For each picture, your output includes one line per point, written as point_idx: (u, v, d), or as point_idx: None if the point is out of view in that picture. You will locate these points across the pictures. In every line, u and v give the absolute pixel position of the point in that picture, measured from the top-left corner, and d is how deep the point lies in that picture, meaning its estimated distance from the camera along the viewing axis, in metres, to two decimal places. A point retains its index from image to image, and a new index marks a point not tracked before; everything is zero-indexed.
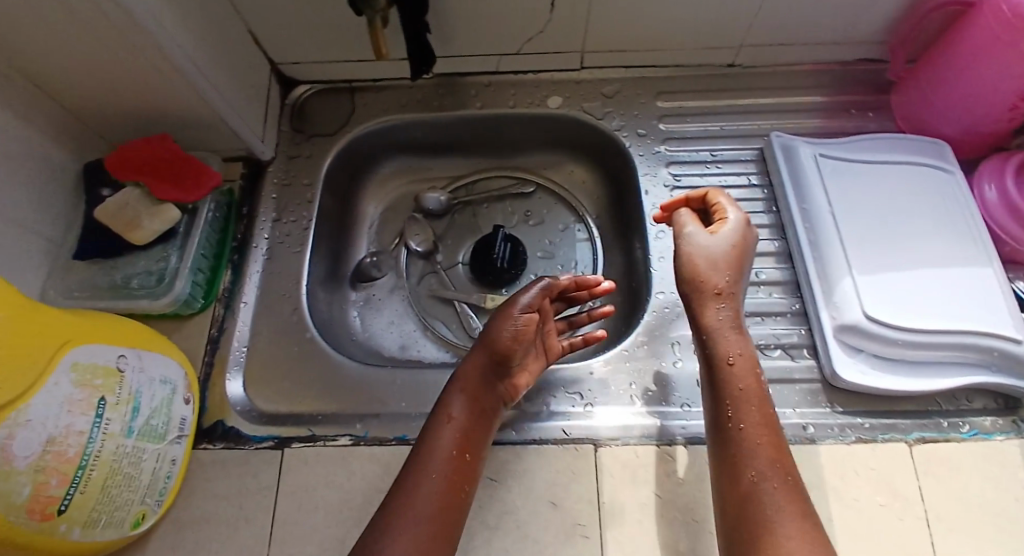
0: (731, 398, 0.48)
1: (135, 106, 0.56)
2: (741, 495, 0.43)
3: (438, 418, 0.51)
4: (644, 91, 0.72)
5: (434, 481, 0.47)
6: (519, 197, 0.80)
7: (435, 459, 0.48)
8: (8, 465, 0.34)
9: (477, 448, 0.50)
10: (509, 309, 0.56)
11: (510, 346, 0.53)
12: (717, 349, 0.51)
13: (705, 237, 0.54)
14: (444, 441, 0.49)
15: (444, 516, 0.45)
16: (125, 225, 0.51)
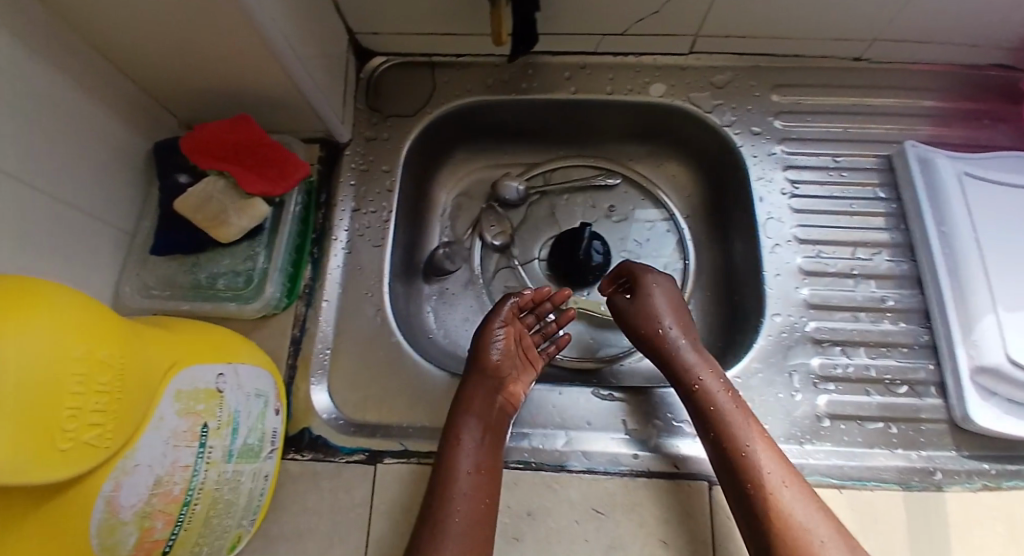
0: (726, 423, 0.48)
1: (213, 82, 0.49)
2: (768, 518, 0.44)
3: (449, 439, 0.48)
4: (760, 83, 0.65)
5: (462, 500, 0.45)
6: (602, 189, 0.73)
7: (460, 478, 0.46)
8: (114, 518, 0.31)
9: (495, 461, 0.48)
10: (486, 327, 0.55)
11: (497, 360, 0.52)
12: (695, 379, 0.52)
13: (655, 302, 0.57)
14: (463, 459, 0.47)
15: (481, 529, 0.45)
16: (209, 222, 0.46)
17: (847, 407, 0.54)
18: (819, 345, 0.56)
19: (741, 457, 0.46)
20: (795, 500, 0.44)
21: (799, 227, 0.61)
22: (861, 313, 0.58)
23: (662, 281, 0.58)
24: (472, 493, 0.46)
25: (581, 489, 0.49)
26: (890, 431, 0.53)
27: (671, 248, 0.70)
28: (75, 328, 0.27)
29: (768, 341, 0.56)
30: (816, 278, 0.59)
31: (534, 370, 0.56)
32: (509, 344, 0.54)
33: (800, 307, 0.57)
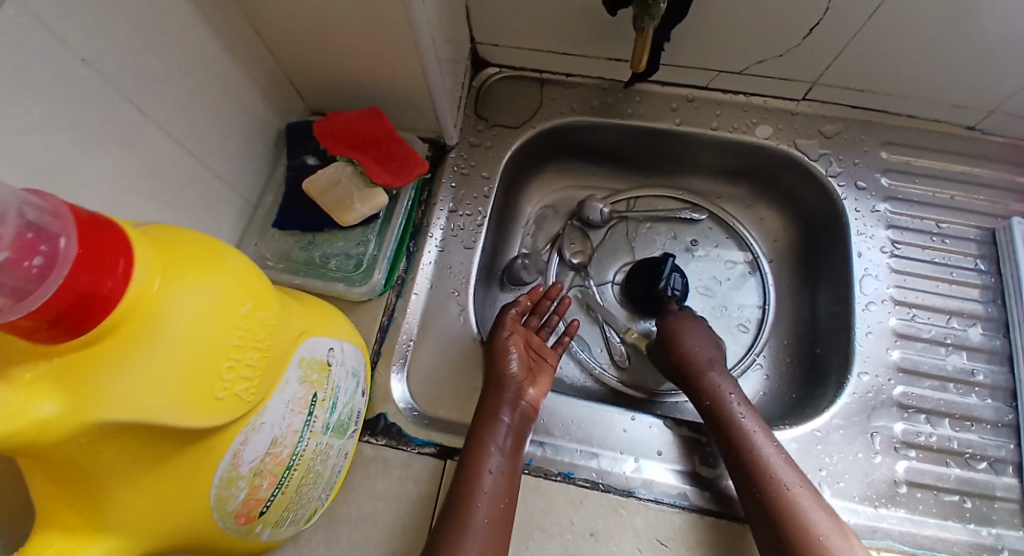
0: (762, 464, 0.48)
1: (353, 73, 0.53)
2: (793, 540, 0.44)
3: (473, 442, 0.48)
4: (869, 138, 0.65)
5: (486, 497, 0.46)
6: (686, 223, 0.73)
7: (485, 478, 0.46)
8: (234, 472, 0.31)
9: (517, 465, 0.49)
10: (495, 337, 0.56)
11: (506, 363, 0.54)
12: (727, 419, 0.53)
13: (690, 338, 0.60)
14: (488, 459, 0.47)
15: (501, 530, 0.45)
16: (333, 206, 0.48)
17: (927, 478, 0.52)
18: (905, 411, 0.54)
19: (762, 477, 0.48)
20: (813, 509, 0.46)
21: (896, 287, 0.59)
22: (950, 383, 0.56)
23: (695, 318, 0.62)
24: (496, 492, 0.46)
25: (648, 519, 0.48)
26: (964, 504, 0.51)
27: (751, 292, 0.69)
28: (241, 289, 0.30)
29: (853, 399, 0.55)
30: (908, 342, 0.57)
31: (547, 375, 0.57)
32: (522, 352, 0.56)
33: (889, 369, 0.56)
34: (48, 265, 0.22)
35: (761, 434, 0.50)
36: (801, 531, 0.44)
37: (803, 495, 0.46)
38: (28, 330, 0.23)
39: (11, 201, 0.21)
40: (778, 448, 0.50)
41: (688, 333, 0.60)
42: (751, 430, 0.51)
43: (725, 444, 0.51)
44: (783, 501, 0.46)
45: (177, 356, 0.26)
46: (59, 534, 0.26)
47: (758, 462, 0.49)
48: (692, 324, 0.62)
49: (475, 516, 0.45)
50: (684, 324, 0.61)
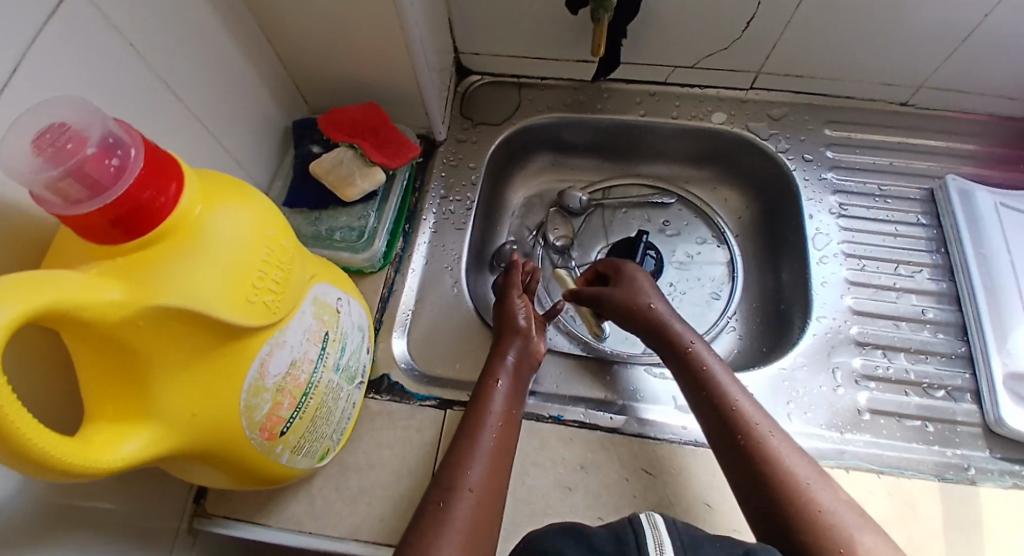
0: (725, 395, 0.51)
1: (352, 74, 0.60)
2: (771, 484, 0.45)
3: (484, 380, 0.53)
4: (813, 118, 0.73)
5: (493, 431, 0.49)
6: (658, 206, 0.79)
7: (492, 412, 0.51)
8: (261, 381, 0.36)
9: (517, 410, 0.53)
10: (507, 299, 0.61)
11: (518, 320, 0.59)
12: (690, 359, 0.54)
13: (645, 289, 0.61)
14: (495, 397, 0.52)
15: (504, 460, 0.48)
16: (337, 183, 0.55)
17: (889, 406, 0.57)
18: (862, 347, 0.60)
19: (728, 406, 0.50)
20: (792, 458, 0.46)
21: (847, 243, 0.66)
22: (903, 322, 0.62)
23: (642, 269, 0.64)
24: (500, 427, 0.50)
25: (632, 451, 0.52)
26: (926, 428, 0.56)
27: (720, 264, 0.75)
28: (266, 219, 0.36)
29: (816, 338, 0.61)
30: (860, 287, 0.64)
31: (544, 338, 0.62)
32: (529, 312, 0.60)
33: (845, 313, 0.62)
34: (121, 167, 0.28)
35: (724, 372, 0.52)
36: (781, 474, 0.45)
37: (781, 443, 0.47)
38: (96, 227, 0.28)
39: (98, 116, 0.28)
40: (750, 399, 0.51)
41: (650, 290, 0.62)
42: (717, 370, 0.52)
43: (701, 395, 0.52)
44: (761, 449, 0.47)
45: (218, 261, 0.31)
46: (106, 425, 0.30)
47: (722, 396, 0.50)
48: (647, 282, 0.62)
49: (482, 444, 0.48)
50: (647, 287, 0.61)
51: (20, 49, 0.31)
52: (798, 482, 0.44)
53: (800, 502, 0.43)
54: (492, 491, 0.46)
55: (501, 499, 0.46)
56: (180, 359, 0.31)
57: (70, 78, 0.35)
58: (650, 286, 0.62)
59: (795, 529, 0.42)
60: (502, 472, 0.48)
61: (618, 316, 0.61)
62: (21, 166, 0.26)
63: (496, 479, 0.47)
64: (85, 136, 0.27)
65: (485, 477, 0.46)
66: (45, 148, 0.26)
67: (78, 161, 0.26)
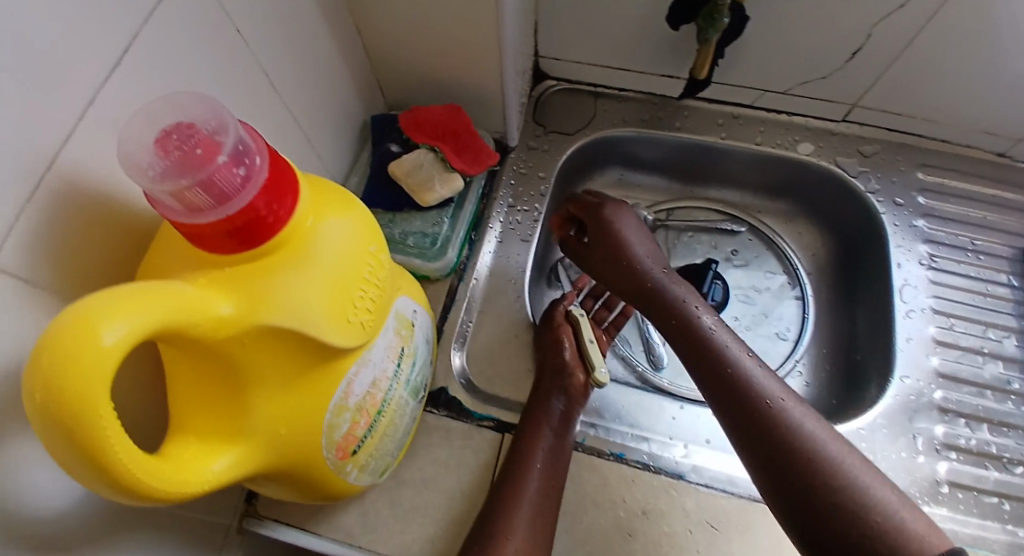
0: (724, 359, 0.47)
1: (437, 73, 0.58)
2: (787, 461, 0.41)
3: (531, 420, 0.51)
4: (906, 159, 0.69)
5: (539, 471, 0.48)
6: (727, 233, 0.75)
7: (539, 455, 0.49)
8: (345, 400, 0.35)
9: (565, 447, 0.50)
10: (549, 331, 0.58)
11: (564, 357, 0.56)
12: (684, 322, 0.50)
13: (629, 238, 0.55)
14: (542, 439, 0.50)
15: (552, 501, 0.47)
16: (415, 187, 0.53)
17: (971, 479, 0.54)
18: (944, 414, 0.58)
19: (728, 371, 0.46)
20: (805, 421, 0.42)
21: (935, 298, 0.63)
22: (987, 390, 0.59)
23: (622, 211, 0.56)
24: (548, 471, 0.48)
25: (698, 501, 0.49)
26: (1002, 506, 0.53)
27: (790, 301, 0.71)
28: (369, 232, 0.34)
29: (896, 400, 0.58)
30: (946, 348, 0.61)
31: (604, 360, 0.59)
32: (573, 343, 0.58)
33: (930, 375, 0.60)
34: (247, 176, 0.25)
35: (724, 334, 0.49)
36: (797, 453, 0.41)
37: (796, 410, 0.43)
38: (212, 238, 0.26)
39: (230, 119, 0.25)
40: (759, 364, 0.47)
41: (644, 244, 0.55)
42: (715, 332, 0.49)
43: (704, 368, 0.47)
44: (773, 422, 0.42)
45: (323, 275, 0.29)
46: (194, 439, 0.28)
47: (723, 361, 0.47)
48: (638, 232, 0.55)
49: (528, 487, 0.47)
50: (639, 244, 0.55)
51: (132, 31, 0.29)
52: (815, 456, 0.40)
53: (817, 478, 0.39)
54: (537, 538, 0.45)
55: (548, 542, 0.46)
56: (275, 379, 0.30)
57: (176, 62, 0.33)
58: (635, 231, 0.55)
59: (811, 505, 0.39)
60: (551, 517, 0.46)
61: (603, 275, 0.56)
62: (146, 168, 0.23)
63: (544, 523, 0.46)
64: (217, 141, 0.24)
65: (531, 523, 0.45)
66: (173, 151, 0.24)
67: (210, 170, 0.24)
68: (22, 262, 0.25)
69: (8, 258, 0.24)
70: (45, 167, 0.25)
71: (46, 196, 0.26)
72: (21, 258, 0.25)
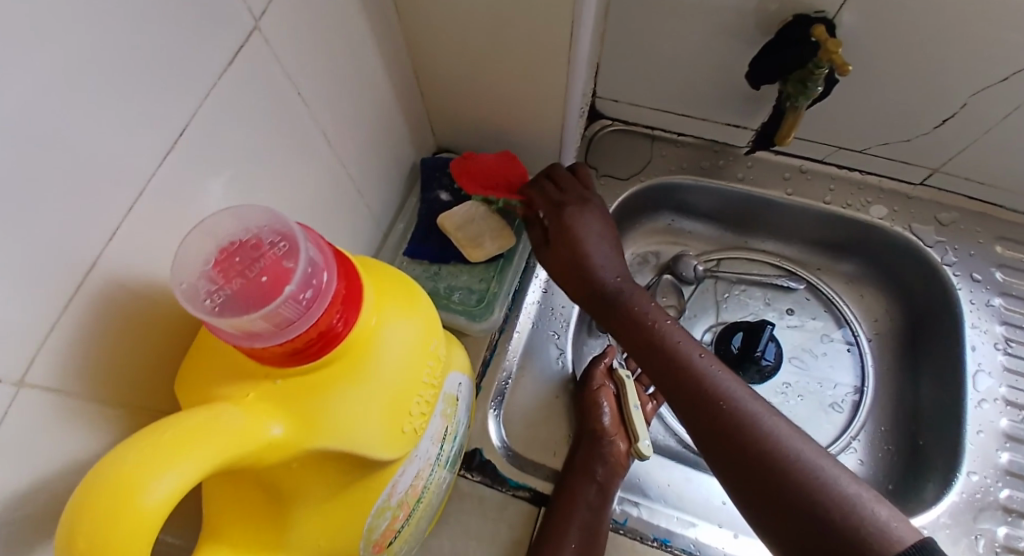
0: (690, 374, 0.42)
1: (494, 117, 0.55)
2: (769, 484, 0.36)
3: (565, 492, 0.48)
4: (985, 230, 0.64)
5: (574, 552, 0.45)
6: (782, 290, 0.71)
7: (571, 532, 0.46)
8: (388, 501, 0.32)
9: (601, 525, 0.47)
10: (590, 391, 0.55)
11: (604, 422, 0.53)
12: (648, 336, 0.45)
13: (582, 234, 0.49)
14: (576, 515, 0.47)
15: None
16: (466, 242, 0.50)
17: None
18: (1010, 514, 0.53)
19: (695, 389, 0.41)
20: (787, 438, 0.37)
21: (1008, 387, 0.59)
22: None
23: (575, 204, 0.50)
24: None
25: None
26: None
27: (848, 371, 0.66)
28: (429, 326, 0.31)
29: (960, 498, 0.54)
30: (1016, 444, 0.56)
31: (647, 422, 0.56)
32: (616, 407, 0.54)
33: (996, 470, 0.55)
34: (314, 297, 0.23)
35: (688, 343, 0.44)
36: (780, 480, 0.36)
37: (766, 417, 0.38)
38: (269, 358, 0.23)
39: (300, 239, 0.22)
40: (724, 370, 0.42)
41: (594, 244, 0.50)
42: (678, 344, 0.44)
43: (671, 392, 0.42)
44: (746, 441, 0.38)
45: (383, 385, 0.27)
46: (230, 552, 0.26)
47: (692, 378, 0.42)
48: (592, 229, 0.50)
49: None
50: (589, 241, 0.50)
51: (191, 108, 0.27)
52: (798, 472, 0.35)
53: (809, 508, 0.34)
54: None
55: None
56: (320, 493, 0.27)
57: (233, 132, 0.31)
58: (588, 222, 0.50)
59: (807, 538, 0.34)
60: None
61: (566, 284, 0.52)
62: (204, 297, 0.21)
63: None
64: (285, 266, 0.22)
65: None
66: (235, 278, 0.22)
67: (276, 303, 0.21)
68: (58, 374, 0.23)
69: (39, 375, 0.22)
70: (86, 271, 0.23)
71: (85, 301, 0.23)
72: (54, 371, 0.23)
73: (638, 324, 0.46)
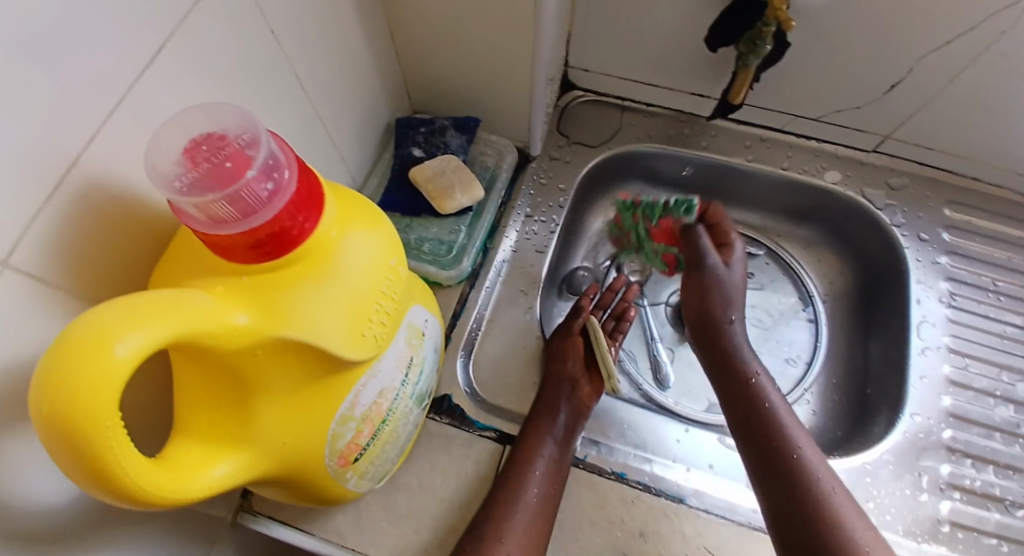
0: (773, 414, 0.51)
1: (466, 80, 0.58)
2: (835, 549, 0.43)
3: (531, 429, 0.51)
4: (935, 195, 0.68)
5: (536, 482, 0.48)
6: (743, 256, 0.73)
7: (535, 465, 0.48)
8: (351, 411, 0.35)
9: (564, 461, 0.50)
10: (558, 341, 0.58)
11: (565, 365, 0.56)
12: (740, 369, 0.55)
13: (726, 274, 0.58)
14: (541, 451, 0.50)
15: (546, 513, 0.47)
16: (435, 193, 0.53)
17: (972, 520, 0.54)
18: (952, 453, 0.57)
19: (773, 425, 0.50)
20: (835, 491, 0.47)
21: (951, 337, 0.62)
22: (996, 433, 0.59)
23: (728, 248, 0.60)
24: (546, 486, 0.48)
25: (697, 527, 0.49)
26: (1001, 548, 0.53)
27: (803, 328, 0.70)
28: (391, 246, 0.33)
29: (904, 437, 0.57)
30: (958, 389, 0.60)
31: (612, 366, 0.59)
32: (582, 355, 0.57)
33: (940, 413, 0.59)
34: (274, 191, 0.25)
35: (775, 392, 0.53)
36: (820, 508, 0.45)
37: (845, 507, 0.45)
38: (232, 248, 0.26)
39: (263, 133, 0.25)
40: (815, 449, 0.50)
41: (741, 291, 0.59)
42: (770, 389, 0.53)
43: (754, 416, 0.51)
44: (831, 520, 0.45)
45: (345, 293, 0.30)
46: (198, 442, 0.28)
47: (773, 416, 0.51)
48: (742, 280, 0.59)
49: (522, 495, 0.47)
50: (738, 283, 0.59)
51: (167, 31, 0.29)
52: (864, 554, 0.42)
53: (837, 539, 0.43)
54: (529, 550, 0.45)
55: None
56: (285, 386, 0.30)
57: (207, 63, 0.33)
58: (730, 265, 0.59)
59: None
60: (543, 524, 0.46)
61: (686, 300, 0.60)
62: (173, 179, 0.23)
63: (539, 532, 0.46)
64: (247, 155, 0.25)
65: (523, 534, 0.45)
66: (201, 163, 0.24)
67: (237, 185, 0.24)
68: (37, 263, 0.25)
69: (21, 258, 0.24)
70: (67, 168, 0.25)
71: (64, 199, 0.26)
72: (34, 257, 0.25)
73: (734, 359, 0.56)
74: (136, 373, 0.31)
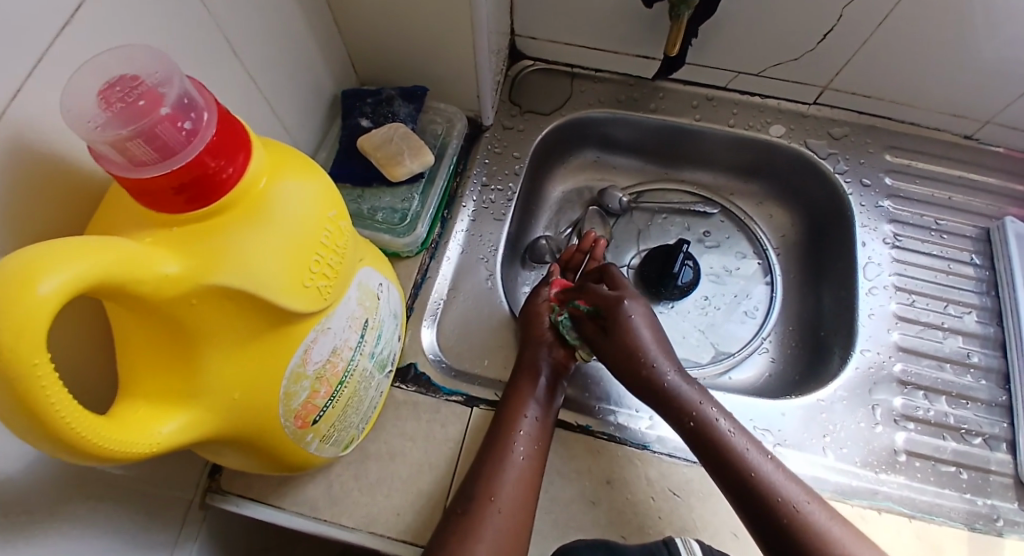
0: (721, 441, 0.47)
1: (409, 49, 0.58)
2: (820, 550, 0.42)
3: (511, 391, 0.51)
4: (875, 142, 0.70)
5: (521, 439, 0.48)
6: (700, 216, 0.75)
7: (517, 438, 0.48)
8: (303, 367, 0.35)
9: (549, 418, 0.51)
10: (532, 303, 0.59)
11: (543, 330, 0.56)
12: (674, 410, 0.49)
13: (641, 331, 0.52)
14: (522, 422, 0.49)
15: (536, 467, 0.47)
16: (385, 161, 0.54)
17: (927, 448, 0.56)
18: (904, 387, 0.59)
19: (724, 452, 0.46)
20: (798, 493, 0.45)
21: (897, 276, 0.65)
22: (947, 364, 0.61)
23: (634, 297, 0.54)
24: (529, 453, 0.48)
25: (660, 470, 0.50)
26: (960, 475, 0.55)
27: (759, 279, 0.72)
28: (328, 199, 0.34)
29: (857, 372, 0.60)
30: (907, 324, 0.62)
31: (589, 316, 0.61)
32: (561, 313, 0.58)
33: (890, 348, 0.61)
34: (193, 131, 0.26)
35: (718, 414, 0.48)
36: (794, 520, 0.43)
37: (838, 529, 0.43)
38: (158, 193, 0.26)
39: (175, 72, 0.26)
40: (777, 465, 0.46)
41: (653, 341, 0.52)
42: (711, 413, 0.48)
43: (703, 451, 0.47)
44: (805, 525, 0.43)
45: (282, 239, 0.29)
46: (143, 401, 0.29)
47: (720, 442, 0.47)
48: (649, 328, 0.53)
49: (512, 454, 0.47)
50: (649, 338, 0.52)
51: None
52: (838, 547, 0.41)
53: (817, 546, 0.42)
54: (522, 504, 0.45)
55: (530, 523, 0.45)
56: (227, 340, 0.30)
57: (132, 24, 0.32)
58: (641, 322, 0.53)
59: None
60: (532, 488, 0.46)
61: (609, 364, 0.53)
62: (88, 120, 0.24)
63: (527, 495, 0.46)
64: (160, 93, 0.25)
65: (513, 490, 0.45)
66: (114, 103, 0.24)
67: (151, 121, 0.24)
68: None
69: None
70: None
71: None
72: None
73: (666, 401, 0.50)
74: (65, 336, 0.30)
